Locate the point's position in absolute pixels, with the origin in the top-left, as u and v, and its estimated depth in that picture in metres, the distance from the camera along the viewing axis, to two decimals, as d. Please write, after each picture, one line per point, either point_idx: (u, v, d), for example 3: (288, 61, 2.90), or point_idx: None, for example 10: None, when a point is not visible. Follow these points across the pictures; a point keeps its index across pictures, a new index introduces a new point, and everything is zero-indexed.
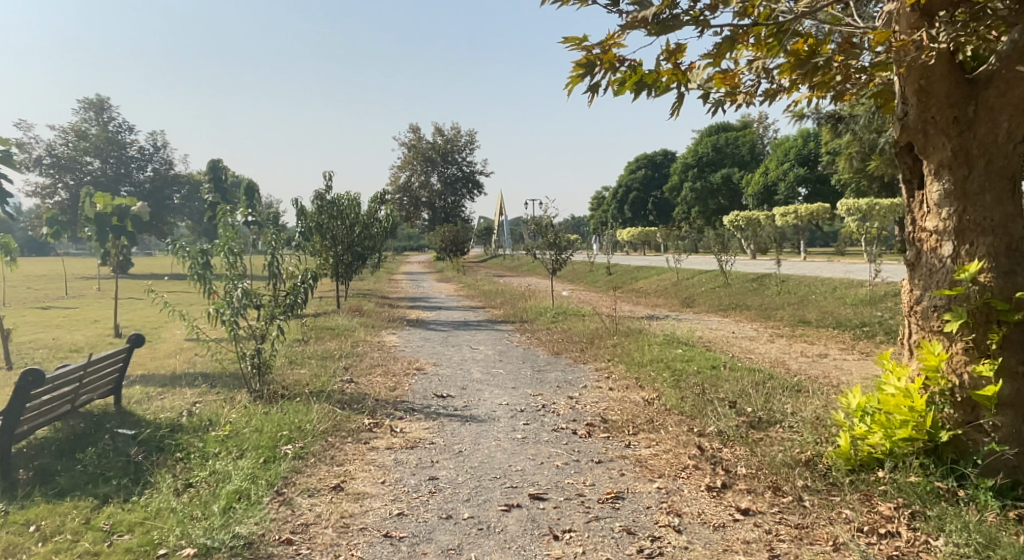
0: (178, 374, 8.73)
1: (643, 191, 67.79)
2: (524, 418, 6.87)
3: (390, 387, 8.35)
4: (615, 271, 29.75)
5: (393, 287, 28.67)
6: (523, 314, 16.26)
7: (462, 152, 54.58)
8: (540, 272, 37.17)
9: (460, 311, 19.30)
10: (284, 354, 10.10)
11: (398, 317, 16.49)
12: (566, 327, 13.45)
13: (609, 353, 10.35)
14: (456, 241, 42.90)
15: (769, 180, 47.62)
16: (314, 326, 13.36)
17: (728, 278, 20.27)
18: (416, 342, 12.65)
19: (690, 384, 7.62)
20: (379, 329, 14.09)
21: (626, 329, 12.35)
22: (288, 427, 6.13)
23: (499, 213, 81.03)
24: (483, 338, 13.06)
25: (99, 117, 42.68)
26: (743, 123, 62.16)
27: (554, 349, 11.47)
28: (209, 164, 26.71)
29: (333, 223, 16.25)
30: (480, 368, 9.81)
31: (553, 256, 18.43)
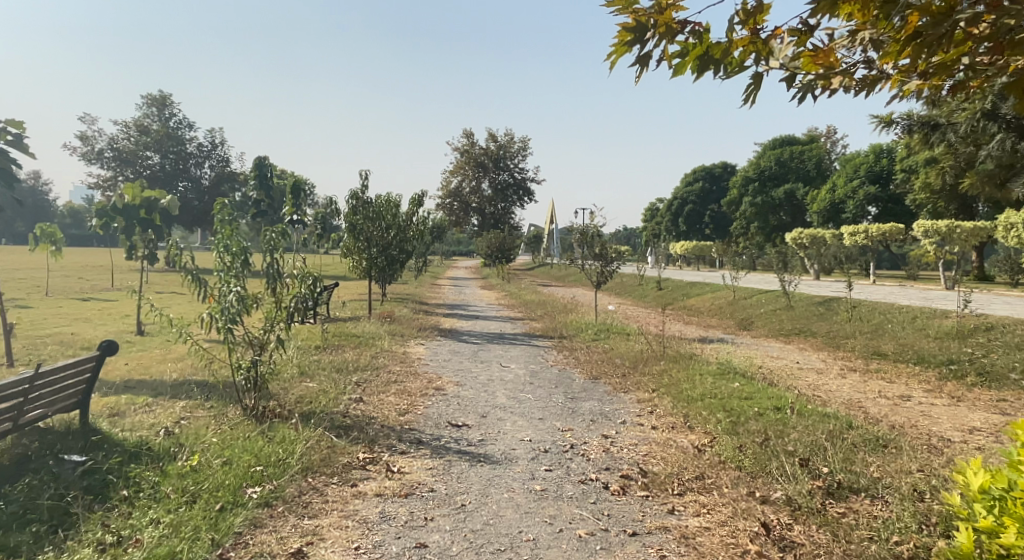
0: (175, 383, 7.94)
1: (700, 204, 65.74)
2: (547, 461, 5.78)
3: (401, 411, 7.38)
4: (666, 285, 28.31)
5: (435, 293, 27.91)
6: (563, 329, 15.16)
7: (515, 159, 53.64)
8: (588, 284, 35.94)
9: (499, 321, 18.32)
10: (295, 365, 9.25)
11: (431, 326, 15.61)
12: (609, 347, 12.29)
13: (654, 382, 9.16)
14: (504, 248, 42.08)
15: (836, 197, 45.24)
16: (339, 333, 12.56)
17: (790, 300, 18.74)
18: (444, 356, 11.70)
19: (749, 429, 6.41)
20: (408, 339, 13.21)
21: (675, 353, 11.13)
22: (264, 457, 5.18)
23: (550, 221, 80.05)
24: (517, 355, 12.03)
25: (161, 112, 43.40)
26: (808, 137, 59.65)
27: (592, 371, 10.34)
28: (256, 161, 26.50)
29: (368, 224, 15.51)
30: (507, 391, 8.76)
31: (600, 268, 17.29)
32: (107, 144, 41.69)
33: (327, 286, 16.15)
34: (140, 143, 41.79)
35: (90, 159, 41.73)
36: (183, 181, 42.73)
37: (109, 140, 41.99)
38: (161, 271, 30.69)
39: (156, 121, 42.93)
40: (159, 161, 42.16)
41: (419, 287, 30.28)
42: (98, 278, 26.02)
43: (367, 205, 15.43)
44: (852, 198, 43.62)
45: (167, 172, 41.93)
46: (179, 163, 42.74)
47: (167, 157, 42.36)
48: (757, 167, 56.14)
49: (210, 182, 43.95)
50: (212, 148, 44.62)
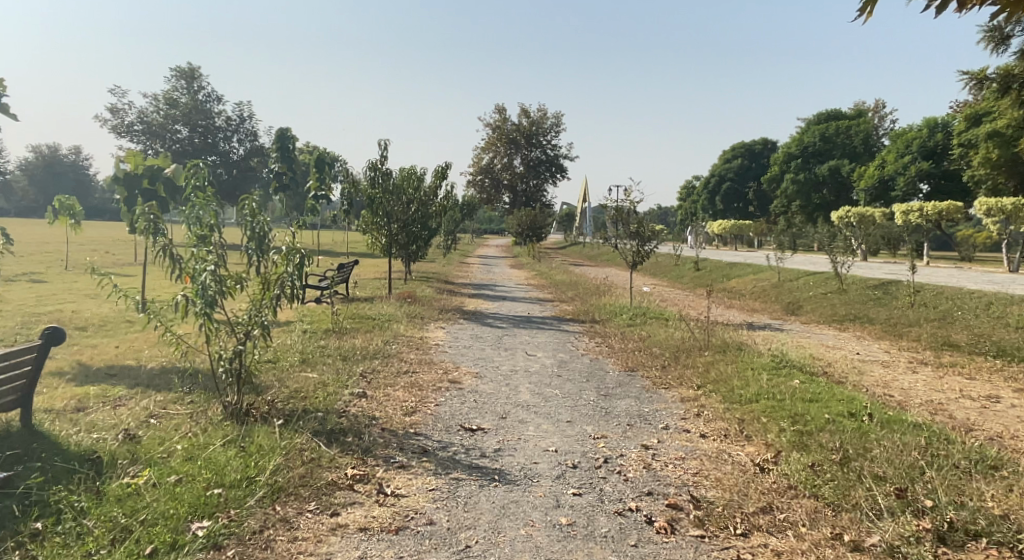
0: (158, 373, 7.09)
1: (738, 182, 63.59)
2: (576, 481, 4.71)
3: (408, 409, 6.40)
4: (704, 266, 26.96)
5: (461, 272, 26.94)
6: (596, 312, 14.09)
7: (548, 135, 52.13)
8: (622, 264, 34.71)
9: (526, 302, 17.32)
10: (296, 352, 8.32)
11: (454, 308, 14.64)
12: (645, 335, 11.16)
13: (699, 377, 8.01)
14: (535, 226, 40.96)
15: (885, 173, 42.99)
16: (351, 316, 11.62)
17: (843, 283, 17.34)
18: (463, 341, 10.68)
19: (823, 443, 5.25)
20: (427, 322, 12.24)
21: (721, 342, 9.96)
22: (227, 474, 4.22)
23: (582, 199, 78.65)
24: (544, 342, 10.97)
25: (190, 85, 42.80)
26: (856, 112, 57.04)
27: (628, 363, 9.23)
28: (277, 133, 25.71)
29: (387, 198, 14.51)
30: (531, 385, 7.71)
31: (636, 248, 16.09)
32: (137, 117, 41.37)
33: (345, 264, 15.26)
34: (169, 116, 41.39)
35: (120, 132, 41.49)
36: (212, 156, 42.28)
37: (139, 113, 41.66)
38: None
39: (186, 94, 42.43)
40: (188, 135, 41.74)
41: (445, 265, 29.34)
42: (121, 253, 25.59)
43: (385, 176, 14.45)
44: (903, 175, 41.40)
45: (197, 146, 41.50)
46: (208, 138, 42.29)
47: (196, 131, 41.89)
48: (800, 143, 54.03)
49: (239, 156, 43.58)
50: (240, 122, 44.09)
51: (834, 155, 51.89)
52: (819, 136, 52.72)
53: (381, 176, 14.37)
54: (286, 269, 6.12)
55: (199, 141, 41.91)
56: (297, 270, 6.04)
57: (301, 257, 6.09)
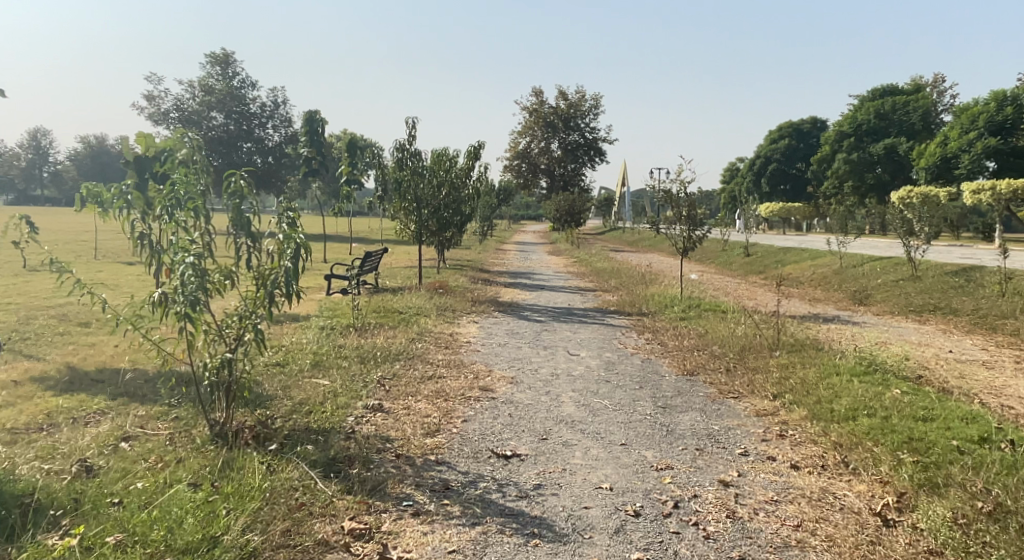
0: (149, 380, 6.17)
1: (785, 163, 61.03)
2: (641, 539, 3.60)
3: (431, 427, 5.36)
4: (755, 251, 25.43)
5: (497, 260, 25.84)
6: (643, 304, 12.92)
7: (586, 117, 50.61)
8: (665, 249, 33.30)
9: (566, 292, 16.21)
10: (308, 354, 7.33)
11: (488, 299, 13.61)
12: (701, 331, 9.92)
13: (774, 385, 6.79)
14: (574, 211, 39.63)
15: (948, 151, 40.49)
16: (377, 310, 10.63)
17: (918, 270, 15.79)
18: (498, 339, 9.59)
19: (968, 490, 4.01)
20: (459, 316, 11.20)
21: (793, 340, 8.67)
22: (183, 534, 3.21)
23: (620, 183, 76.95)
24: (587, 339, 9.81)
25: (225, 71, 42.25)
26: (913, 87, 54.15)
27: (687, 365, 8.02)
28: (306, 115, 24.93)
29: (416, 181, 13.43)
30: (575, 394, 6.59)
31: (686, 233, 14.68)
32: (173, 105, 41.07)
33: (372, 253, 14.29)
34: (205, 104, 41.02)
35: (156, 121, 41.27)
36: (248, 144, 41.84)
37: (175, 102, 41.36)
38: None
39: (220, 81, 41.93)
40: (224, 123, 41.34)
41: (481, 253, 28.29)
42: None
43: (414, 157, 13.36)
44: (968, 151, 38.86)
45: (232, 133, 41.10)
46: (244, 126, 41.83)
47: (231, 119, 41.45)
48: (853, 121, 51.48)
49: (275, 143, 43.10)
50: (275, 108, 43.58)
51: (890, 133, 49.24)
52: (874, 114, 50.13)
53: (410, 158, 13.29)
54: (282, 263, 4.95)
55: (234, 128, 41.47)
56: (295, 266, 4.86)
57: (301, 248, 4.91)
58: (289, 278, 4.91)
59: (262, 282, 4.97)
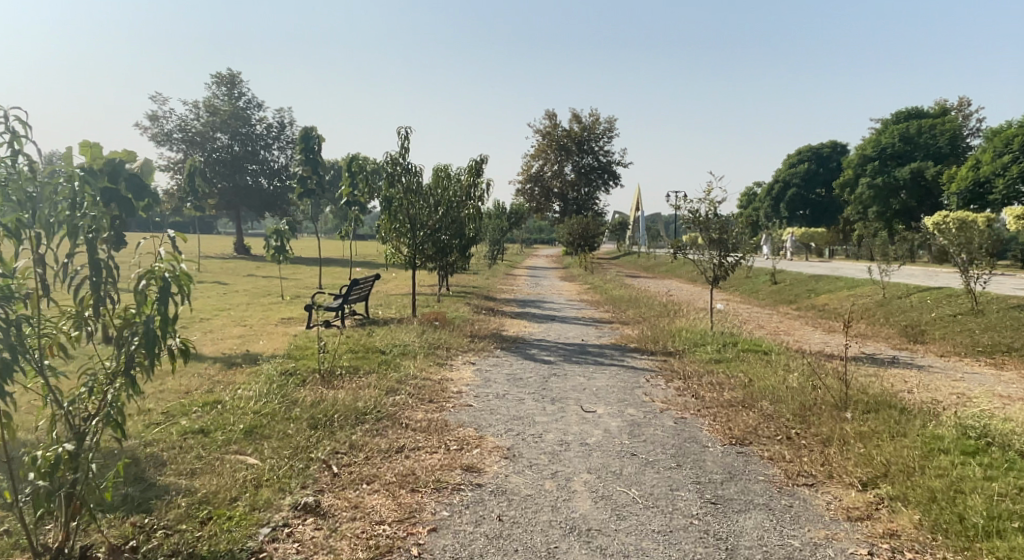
0: (9, 460, 4.52)
1: (805, 188, 59.18)
2: None
3: (379, 546, 3.68)
4: (782, 280, 23.65)
5: (504, 286, 24.09)
6: (668, 342, 11.20)
7: (601, 140, 49.14)
8: (684, 276, 31.63)
9: (579, 324, 14.54)
10: (245, 416, 5.63)
11: (490, 333, 11.95)
12: (744, 380, 8.11)
13: (859, 468, 5.05)
14: (587, 235, 37.92)
15: (980, 175, 38.82)
16: (356, 350, 8.90)
17: (977, 305, 13.97)
18: (495, 388, 7.84)
19: None
20: (453, 357, 9.48)
21: (864, 395, 6.86)
22: None
23: (635, 207, 75.57)
24: (604, 389, 8.03)
25: (231, 92, 40.70)
26: (939, 110, 52.57)
27: (734, 430, 6.25)
28: (303, 132, 23.58)
29: (407, 198, 11.76)
30: (591, 479, 4.87)
31: (717, 260, 12.77)
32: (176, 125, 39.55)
33: (362, 280, 12.68)
34: (209, 124, 39.53)
35: (159, 141, 39.74)
36: (253, 166, 40.31)
37: (179, 122, 39.92)
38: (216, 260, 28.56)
39: (226, 101, 40.46)
40: (228, 144, 39.90)
41: (488, 278, 26.56)
42: None
43: (405, 172, 11.69)
44: (1003, 175, 37.22)
45: (237, 156, 39.64)
46: (250, 147, 40.35)
47: (236, 139, 40.00)
48: (877, 145, 49.85)
49: (280, 165, 41.63)
50: (281, 130, 42.12)
51: (916, 157, 47.46)
52: (899, 137, 48.39)
53: (401, 172, 11.64)
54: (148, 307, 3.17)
55: (240, 150, 40.01)
56: (163, 313, 3.10)
57: (173, 283, 3.16)
58: (156, 330, 3.15)
59: (121, 331, 3.24)
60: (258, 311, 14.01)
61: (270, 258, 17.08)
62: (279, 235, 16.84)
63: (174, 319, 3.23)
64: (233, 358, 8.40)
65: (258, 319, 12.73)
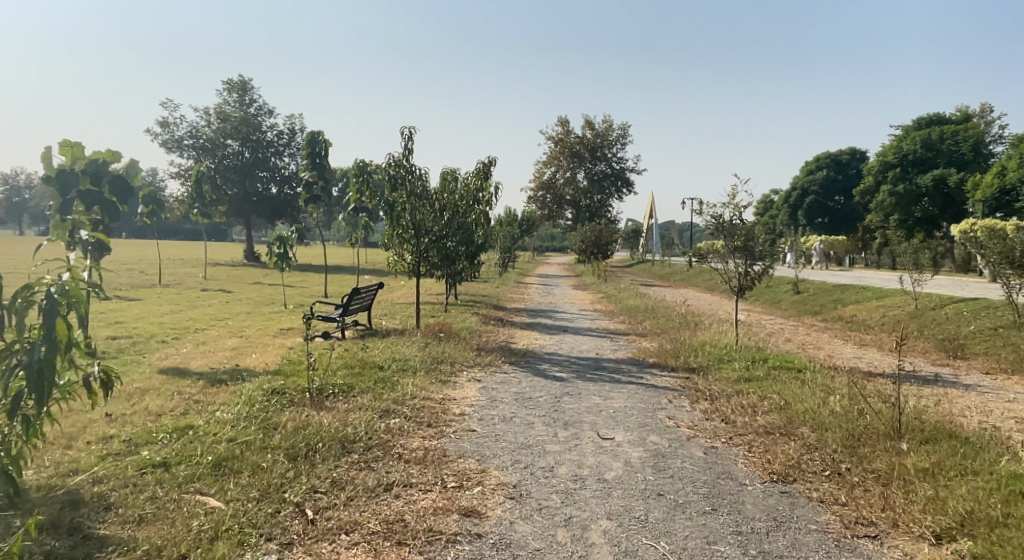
0: None
1: (823, 195, 58.08)
2: None
3: None
4: (805, 290, 22.73)
5: (516, 295, 23.34)
6: (689, 357, 10.42)
7: (615, 147, 48.38)
8: (700, 286, 30.76)
9: (593, 336, 13.78)
10: (216, 445, 4.93)
11: (499, 346, 11.24)
12: (780, 403, 7.31)
13: (932, 516, 4.26)
14: (600, 243, 37.14)
15: (1005, 182, 37.76)
16: (352, 366, 8.17)
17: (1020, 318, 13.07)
18: (502, 410, 7.09)
19: None
20: (457, 373, 8.76)
21: (920, 424, 6.06)
22: None
23: (649, 215, 74.64)
24: (623, 411, 7.26)
25: (242, 98, 40.15)
26: (962, 116, 51.42)
27: (775, 465, 5.47)
28: (310, 136, 23.03)
29: (411, 202, 11.07)
30: (611, 528, 4.12)
31: (743, 268, 11.94)
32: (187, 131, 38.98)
33: (364, 289, 12.03)
34: (220, 131, 38.89)
35: (170, 147, 39.22)
36: (263, 173, 39.69)
37: (189, 128, 39.37)
38: (223, 267, 28.06)
39: (237, 107, 39.93)
40: (239, 151, 39.20)
41: (499, 287, 25.83)
42: (142, 276, 22.93)
43: (409, 175, 11.01)
44: None
45: (247, 163, 39.06)
46: (261, 153, 39.61)
47: (247, 146, 39.27)
48: (898, 151, 48.75)
49: (291, 171, 40.99)
50: (292, 136, 41.47)
51: (938, 164, 46.30)
52: (920, 143, 47.24)
53: (406, 175, 10.96)
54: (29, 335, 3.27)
55: (251, 156, 39.29)
56: (53, 335, 3.26)
57: (61, 302, 3.31)
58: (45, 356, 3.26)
59: (2, 368, 3.25)
60: (256, 321, 13.33)
61: (273, 266, 16.40)
62: (281, 242, 16.20)
63: (64, 347, 3.33)
64: (219, 375, 7.71)
65: (256, 330, 12.06)
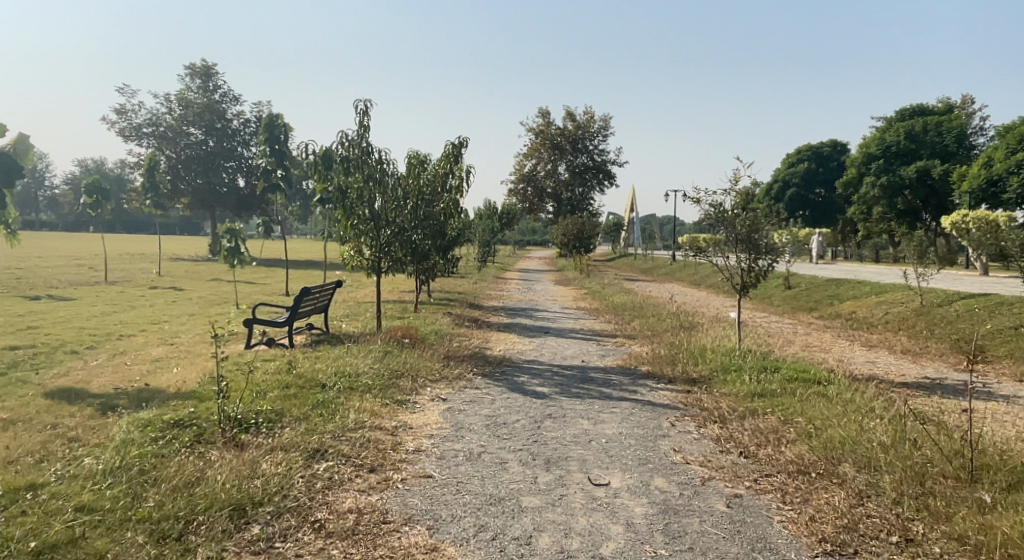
0: None
1: (804, 188, 57.31)
2: None
3: None
4: (797, 286, 21.64)
5: (493, 291, 21.91)
6: (688, 366, 9.12)
7: (596, 139, 47.09)
8: (686, 281, 29.68)
9: (578, 338, 12.48)
10: (48, 523, 3.47)
11: (471, 353, 9.87)
12: (809, 429, 5.98)
13: None
14: (582, 236, 35.88)
15: (993, 173, 37.24)
16: (285, 386, 6.69)
17: None
18: (468, 443, 5.67)
19: None
20: (418, 392, 7.34)
21: (997, 463, 4.77)
22: None
23: (630, 209, 73.78)
24: (618, 443, 5.88)
25: (204, 84, 37.96)
26: (944, 107, 50.93)
27: (823, 527, 4.14)
28: (268, 121, 21.38)
29: (370, 189, 9.55)
30: None
31: (747, 263, 10.58)
32: (146, 119, 36.86)
33: (319, 289, 10.57)
34: (181, 118, 36.85)
35: (127, 135, 37.01)
36: (229, 163, 37.71)
37: (149, 115, 37.22)
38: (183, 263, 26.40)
39: (199, 94, 37.75)
40: (203, 139, 37.25)
41: (476, 283, 24.38)
42: (88, 273, 21.14)
43: (366, 156, 9.47)
44: (1018, 174, 35.79)
45: (211, 152, 37.04)
46: (226, 142, 37.65)
47: (211, 135, 37.31)
48: (881, 142, 48.02)
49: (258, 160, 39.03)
50: (259, 123, 39.46)
51: (922, 156, 45.62)
52: (904, 135, 46.53)
53: (361, 157, 9.43)
54: None
55: (215, 146, 37.34)
56: None
57: None
58: None
59: None
60: (199, 325, 11.81)
61: (222, 261, 14.79)
62: (233, 236, 14.62)
63: None
64: (117, 398, 6.20)
65: (193, 336, 10.52)
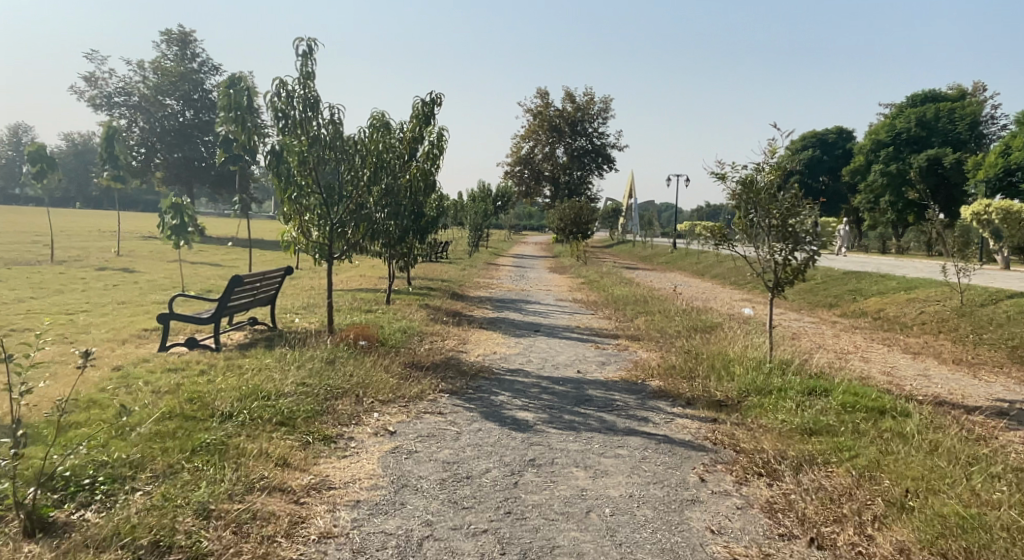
0: None
1: (809, 176, 55.29)
2: None
3: None
4: (813, 278, 19.83)
5: (481, 279, 19.97)
6: (710, 383, 7.32)
7: (596, 122, 45.13)
8: (689, 270, 27.84)
9: (573, 338, 10.68)
10: None
11: (441, 359, 8.05)
12: (901, 503, 4.14)
13: None
14: (580, 221, 33.94)
15: (1011, 162, 35.42)
16: (163, 415, 4.81)
17: None
18: (407, 518, 3.82)
19: None
20: (359, 423, 5.48)
21: None
22: None
23: (628, 195, 71.72)
24: (629, 518, 4.04)
25: (182, 52, 35.74)
26: (958, 93, 48.88)
27: None
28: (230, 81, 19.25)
29: (315, 153, 7.63)
30: None
31: (781, 257, 8.68)
32: (118, 87, 34.67)
33: (263, 278, 8.69)
34: (157, 88, 34.68)
35: (98, 104, 34.83)
36: (206, 136, 35.48)
37: (122, 83, 35.03)
38: (146, 242, 24.41)
39: (176, 62, 35.55)
40: (180, 111, 35.10)
41: (463, 269, 22.45)
42: (32, 252, 19.11)
43: (310, 110, 7.48)
44: None
45: (188, 124, 34.93)
46: (204, 114, 35.47)
47: (188, 106, 35.19)
48: (890, 129, 45.92)
49: None
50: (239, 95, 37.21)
51: (933, 144, 43.60)
52: (915, 121, 44.47)
53: (304, 111, 7.46)
54: None
55: (193, 118, 35.22)
56: None
57: None
58: None
59: None
60: (121, 316, 9.90)
61: (165, 241, 12.83)
62: (177, 211, 12.58)
63: None
64: None
65: (104, 333, 8.65)
